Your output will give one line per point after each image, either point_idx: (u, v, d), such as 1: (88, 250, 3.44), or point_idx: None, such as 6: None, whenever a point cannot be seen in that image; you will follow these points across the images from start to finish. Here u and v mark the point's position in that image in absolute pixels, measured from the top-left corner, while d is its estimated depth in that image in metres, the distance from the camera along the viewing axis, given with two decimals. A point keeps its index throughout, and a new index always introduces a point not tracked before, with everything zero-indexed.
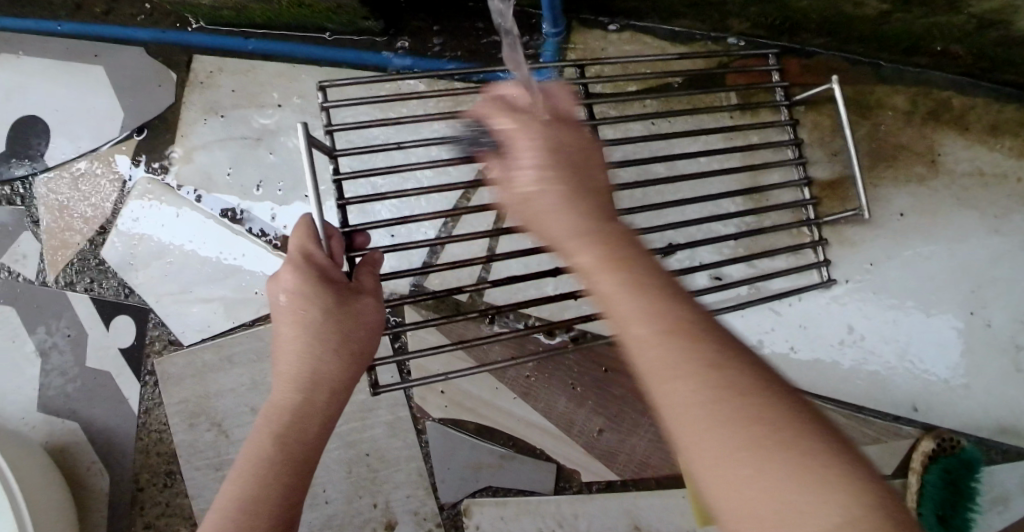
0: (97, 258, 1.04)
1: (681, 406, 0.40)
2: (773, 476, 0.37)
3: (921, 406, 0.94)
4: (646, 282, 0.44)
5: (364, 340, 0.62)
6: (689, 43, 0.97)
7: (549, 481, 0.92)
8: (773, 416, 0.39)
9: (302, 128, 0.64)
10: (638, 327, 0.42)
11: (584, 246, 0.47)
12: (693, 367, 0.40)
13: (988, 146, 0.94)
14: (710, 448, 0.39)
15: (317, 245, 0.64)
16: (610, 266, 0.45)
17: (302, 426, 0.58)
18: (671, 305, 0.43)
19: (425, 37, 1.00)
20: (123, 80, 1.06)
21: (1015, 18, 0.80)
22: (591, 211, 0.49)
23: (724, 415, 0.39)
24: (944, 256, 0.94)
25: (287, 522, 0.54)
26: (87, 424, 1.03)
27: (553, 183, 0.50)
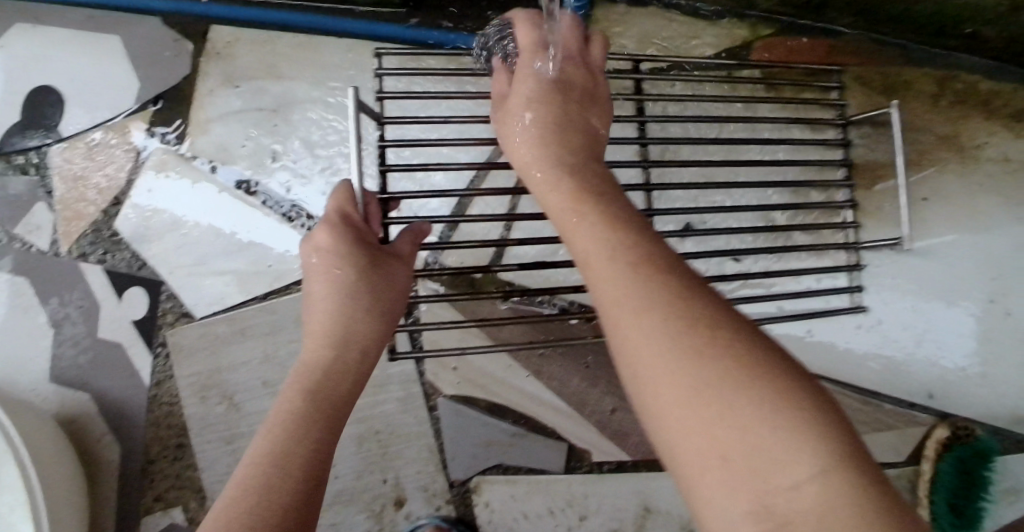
0: (111, 229, 1.04)
1: (642, 347, 0.40)
2: (738, 420, 0.36)
3: (938, 394, 0.93)
4: (628, 233, 0.46)
5: (395, 303, 0.62)
6: (713, 20, 0.95)
7: (560, 461, 0.92)
8: (748, 360, 0.38)
9: (352, 92, 0.65)
10: (609, 256, 0.45)
11: (567, 195, 0.52)
12: (656, 314, 0.40)
13: (1015, 132, 0.93)
14: (666, 383, 0.38)
15: (355, 207, 0.63)
16: (584, 209, 0.49)
17: (335, 381, 0.58)
18: (650, 260, 0.43)
19: (446, 11, 0.99)
20: (138, 50, 1.05)
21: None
22: (584, 173, 0.54)
23: (673, 336, 0.39)
24: (966, 244, 0.93)
25: (319, 476, 0.52)
26: (99, 395, 1.03)
27: (540, 135, 0.57)
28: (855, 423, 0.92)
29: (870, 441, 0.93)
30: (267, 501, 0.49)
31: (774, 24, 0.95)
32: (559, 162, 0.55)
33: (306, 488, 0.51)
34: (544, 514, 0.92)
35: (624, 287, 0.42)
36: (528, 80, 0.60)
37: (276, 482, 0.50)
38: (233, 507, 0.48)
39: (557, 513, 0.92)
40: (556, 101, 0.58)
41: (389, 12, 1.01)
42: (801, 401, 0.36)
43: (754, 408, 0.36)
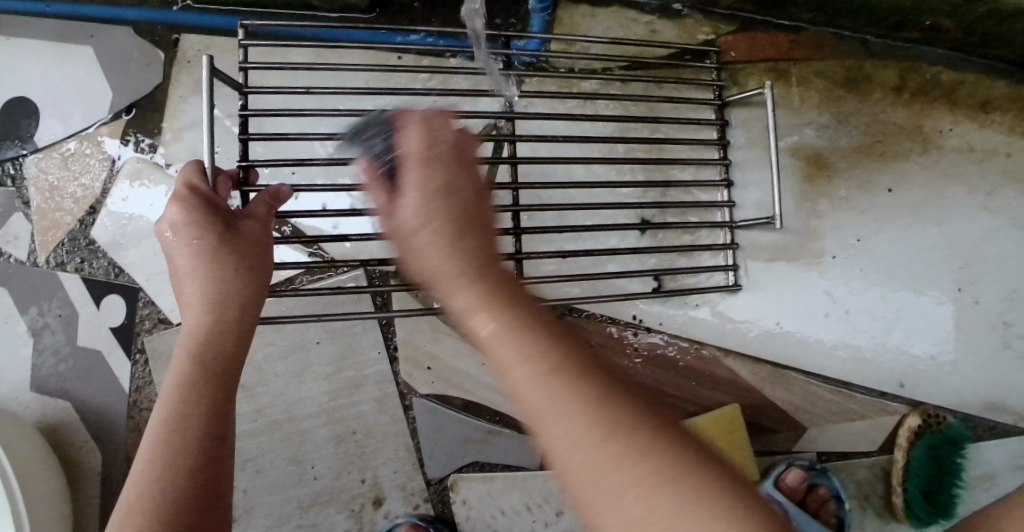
0: (88, 238, 1.04)
1: (566, 451, 0.43)
2: (654, 509, 0.40)
3: (908, 383, 0.94)
4: (532, 336, 0.46)
5: (262, 262, 0.65)
6: (676, 17, 0.96)
7: (536, 457, 0.93)
8: (655, 449, 0.42)
9: (206, 58, 0.72)
10: (525, 365, 0.45)
11: (473, 290, 0.48)
12: (575, 420, 0.43)
13: (978, 122, 0.94)
14: (590, 483, 0.42)
15: (203, 180, 0.66)
16: (494, 310, 0.47)
17: (217, 345, 0.61)
18: (558, 364, 0.45)
19: (412, 14, 1.00)
20: (111, 60, 1.06)
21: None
22: (479, 274, 0.49)
23: (592, 438, 0.42)
24: (931, 233, 0.94)
25: (223, 435, 0.58)
26: (79, 403, 1.04)
27: (433, 226, 0.51)
28: (826, 413, 0.93)
29: (841, 431, 0.93)
30: (173, 464, 0.55)
31: (738, 21, 0.96)
32: (454, 252, 0.50)
33: (209, 446, 0.57)
34: (521, 510, 0.93)
35: (546, 398, 0.44)
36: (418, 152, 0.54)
37: (179, 451, 0.55)
38: (145, 475, 0.55)
39: (534, 510, 0.93)
40: (432, 191, 0.52)
41: (357, 16, 1.01)
42: (699, 478, 0.41)
43: (664, 494, 0.40)
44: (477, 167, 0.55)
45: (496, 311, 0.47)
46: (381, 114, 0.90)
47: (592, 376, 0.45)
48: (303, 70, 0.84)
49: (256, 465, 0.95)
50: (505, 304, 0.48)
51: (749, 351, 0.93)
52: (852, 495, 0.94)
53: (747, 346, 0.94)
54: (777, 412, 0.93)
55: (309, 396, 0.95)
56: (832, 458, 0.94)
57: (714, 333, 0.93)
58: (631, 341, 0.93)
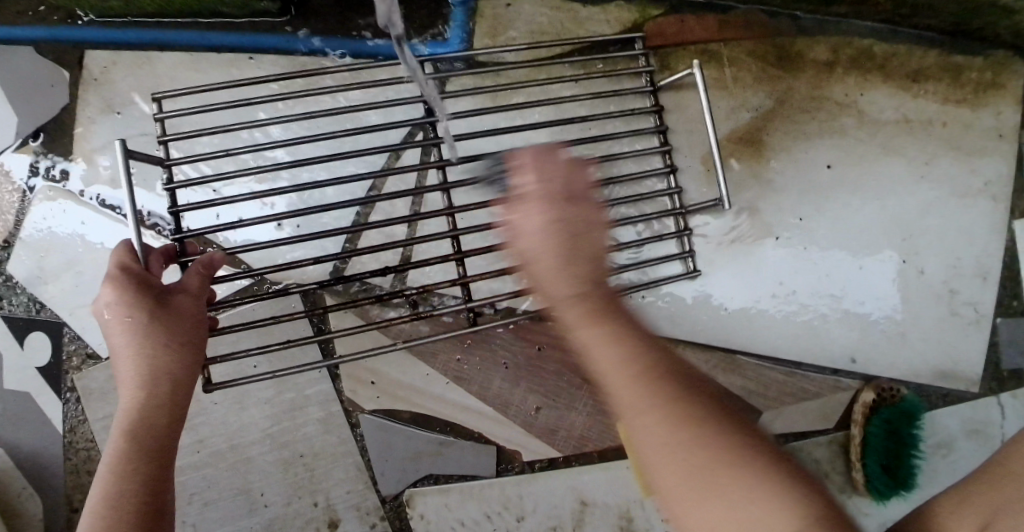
0: (4, 274, 0.98)
1: (651, 444, 0.48)
2: (730, 492, 0.46)
3: (859, 358, 0.93)
4: (631, 340, 0.51)
5: (193, 334, 0.67)
6: (602, 3, 0.94)
7: (491, 465, 0.90)
8: (718, 438, 0.48)
9: (117, 142, 0.70)
10: (613, 366, 0.50)
11: (575, 306, 0.52)
12: (660, 414, 0.48)
13: (911, 92, 0.94)
14: (675, 473, 0.47)
15: (135, 259, 0.69)
16: (599, 318, 0.51)
17: (152, 421, 0.63)
18: (642, 361, 0.50)
19: (329, 15, 0.96)
20: (12, 83, 0.99)
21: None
22: (596, 294, 0.52)
23: (675, 431, 0.48)
24: (873, 206, 0.94)
25: (163, 510, 0.61)
26: (12, 448, 0.99)
27: (546, 255, 0.51)
28: (781, 395, 0.92)
29: (797, 412, 0.92)
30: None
31: (665, 4, 0.94)
32: (564, 273, 0.51)
33: (145, 528, 0.59)
34: (481, 519, 0.90)
35: (636, 394, 0.49)
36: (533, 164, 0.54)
37: None
38: None
39: (494, 518, 0.90)
40: (562, 216, 0.52)
41: (270, 20, 0.96)
42: (757, 460, 0.47)
43: (741, 477, 0.46)
44: (590, 194, 0.54)
45: (596, 327, 0.51)
46: (304, 131, 0.85)
47: (665, 372, 0.50)
48: (223, 127, 0.82)
49: (203, 498, 0.91)
50: (608, 317, 0.52)
51: (700, 340, 0.92)
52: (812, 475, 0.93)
53: (697, 334, 0.92)
54: (732, 399, 0.92)
55: (251, 422, 0.92)
56: (791, 439, 0.93)
57: (663, 324, 0.91)
58: None
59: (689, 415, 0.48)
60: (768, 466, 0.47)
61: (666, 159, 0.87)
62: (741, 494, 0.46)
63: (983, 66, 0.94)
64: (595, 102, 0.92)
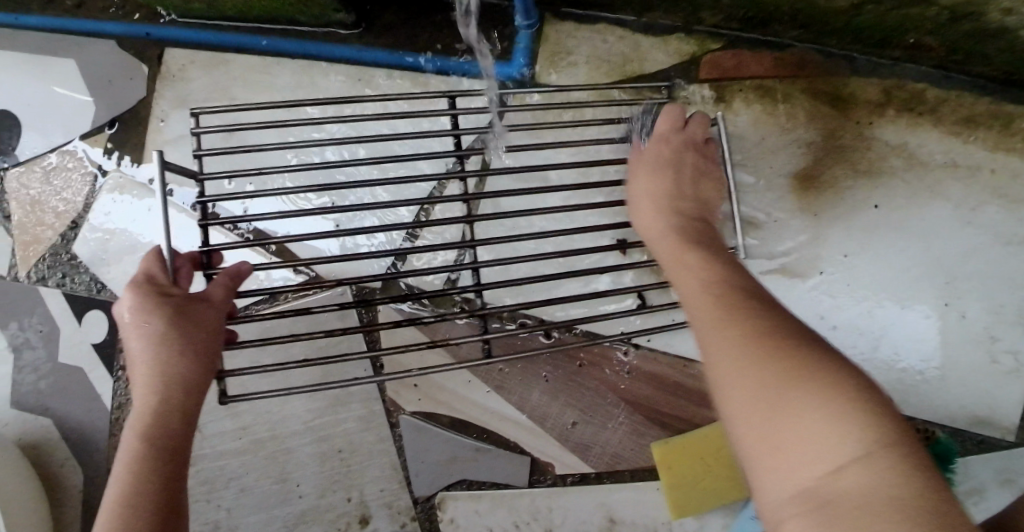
0: (70, 253, 1.03)
1: (724, 361, 0.49)
2: (802, 412, 0.44)
3: (895, 398, 0.94)
4: (725, 271, 0.59)
5: (211, 343, 0.66)
6: (663, 34, 0.97)
7: (523, 474, 0.92)
8: (814, 361, 0.46)
9: (155, 155, 0.70)
10: (705, 293, 0.57)
11: (668, 246, 0.67)
12: (745, 331, 0.50)
13: (962, 138, 0.95)
14: (744, 391, 0.47)
15: (161, 267, 0.69)
16: (676, 244, 0.66)
17: (163, 425, 0.61)
18: (728, 284, 0.58)
19: (398, 29, 1.00)
20: (94, 73, 1.05)
21: (986, 10, 0.79)
22: (688, 232, 0.68)
23: (763, 350, 0.48)
24: (917, 247, 0.95)
25: (171, 515, 0.57)
26: (61, 420, 1.02)
27: (645, 181, 0.75)
28: None
29: None
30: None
31: (723, 38, 0.97)
32: (666, 217, 0.71)
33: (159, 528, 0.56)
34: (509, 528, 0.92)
35: (721, 315, 0.53)
36: (659, 149, 0.78)
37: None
38: None
39: (522, 528, 0.91)
40: (674, 147, 0.78)
41: (341, 32, 1.01)
42: (841, 385, 0.44)
43: (817, 404, 0.43)
44: (700, 146, 0.80)
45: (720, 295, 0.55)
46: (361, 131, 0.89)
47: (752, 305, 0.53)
48: (255, 144, 0.82)
49: (241, 483, 0.95)
50: (695, 256, 0.63)
51: None
52: None
53: None
54: None
55: (295, 414, 0.95)
56: None
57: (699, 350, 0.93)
58: (622, 361, 0.92)
59: (801, 369, 0.46)
60: (845, 408, 0.43)
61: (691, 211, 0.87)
62: (811, 422, 0.43)
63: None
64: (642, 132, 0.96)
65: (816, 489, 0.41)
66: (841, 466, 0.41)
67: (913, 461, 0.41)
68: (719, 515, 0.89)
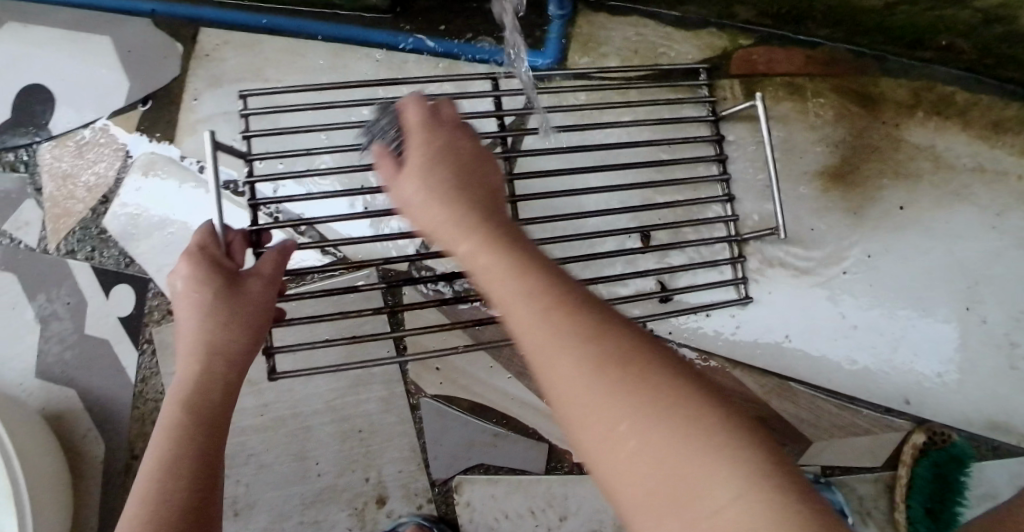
0: (99, 227, 1.05)
1: (561, 379, 0.41)
2: (655, 442, 0.38)
3: (913, 400, 0.94)
4: (499, 247, 0.47)
5: (253, 320, 0.66)
6: (695, 30, 0.98)
7: (540, 461, 0.93)
8: (651, 379, 0.40)
9: (207, 134, 0.72)
10: (509, 293, 0.44)
11: (449, 225, 0.49)
12: (566, 340, 0.41)
13: (989, 142, 0.95)
14: (594, 420, 0.40)
15: (213, 242, 0.70)
16: (472, 233, 0.48)
17: (202, 399, 0.62)
18: (536, 284, 0.44)
19: (433, 16, 1.02)
20: (129, 51, 1.07)
21: (1021, 13, 0.80)
22: (459, 198, 0.50)
23: (605, 368, 0.40)
24: (941, 249, 0.95)
25: (211, 490, 0.59)
26: (84, 391, 1.04)
27: (430, 130, 0.55)
28: (830, 427, 0.93)
29: (846, 445, 0.93)
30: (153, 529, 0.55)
31: (754, 35, 0.97)
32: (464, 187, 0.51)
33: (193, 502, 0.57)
34: (524, 514, 0.92)
35: (533, 321, 0.43)
36: (421, 120, 0.56)
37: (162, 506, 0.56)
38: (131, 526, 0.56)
39: (536, 514, 0.92)
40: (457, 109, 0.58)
41: (377, 17, 1.03)
42: (696, 409, 0.39)
43: (674, 431, 0.38)
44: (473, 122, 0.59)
45: (490, 254, 0.46)
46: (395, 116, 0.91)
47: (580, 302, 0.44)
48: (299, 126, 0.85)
49: (260, 460, 0.97)
50: (500, 234, 0.48)
51: (757, 364, 0.94)
52: (853, 510, 0.94)
53: (755, 358, 0.94)
54: (782, 425, 0.93)
55: (317, 393, 0.97)
56: (836, 473, 0.94)
57: (720, 344, 0.95)
58: None
59: (654, 390, 0.39)
60: (713, 433, 0.38)
61: (726, 201, 0.90)
62: (669, 454, 0.37)
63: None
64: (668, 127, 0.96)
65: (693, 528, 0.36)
66: (717, 501, 0.36)
67: (780, 476, 0.36)
68: None
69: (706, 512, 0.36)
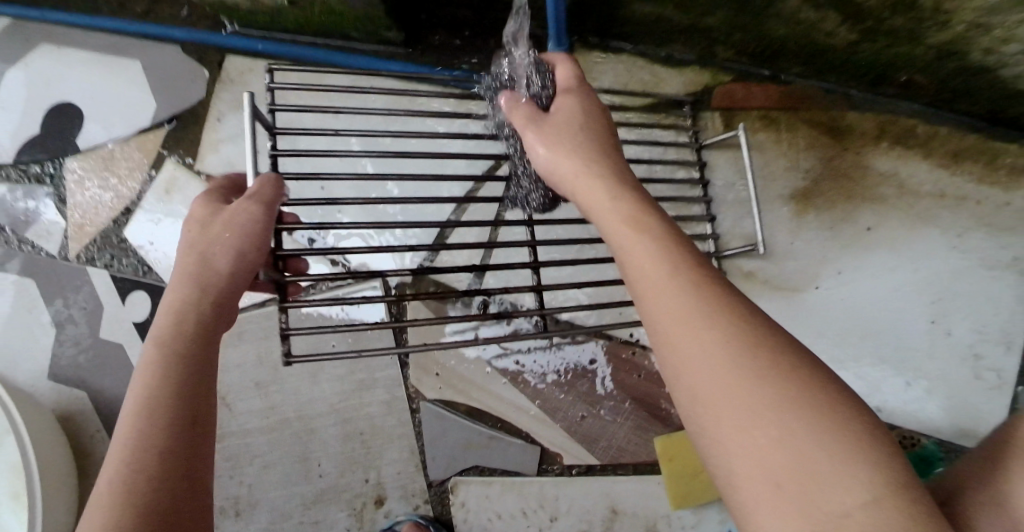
0: (120, 236, 1.11)
1: (703, 360, 0.47)
2: (787, 428, 0.43)
3: (884, 407, 1.01)
4: (645, 232, 0.54)
5: (226, 258, 0.63)
6: (680, 66, 1.08)
7: (533, 463, 0.98)
8: (784, 372, 0.46)
9: (245, 97, 0.70)
10: (651, 264, 0.52)
11: (594, 193, 0.59)
12: (710, 325, 0.48)
13: (950, 170, 1.03)
14: (731, 402, 0.45)
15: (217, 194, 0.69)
16: (611, 196, 0.58)
17: (178, 336, 0.60)
18: (675, 263, 0.52)
19: (442, 51, 1.12)
20: (157, 75, 1.15)
21: (968, 50, 0.89)
22: (599, 164, 0.62)
23: (743, 354, 0.46)
24: (907, 268, 1.03)
25: (195, 418, 0.57)
26: (95, 392, 1.08)
27: (563, 108, 0.67)
28: None
29: None
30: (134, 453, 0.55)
31: (733, 72, 1.07)
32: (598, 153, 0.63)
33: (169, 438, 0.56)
34: (517, 514, 0.97)
35: (680, 302, 0.49)
36: (573, 108, 0.66)
37: (140, 441, 0.55)
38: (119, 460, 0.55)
39: (529, 515, 0.97)
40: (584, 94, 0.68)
41: (392, 49, 1.12)
42: (823, 403, 0.44)
43: (804, 421, 0.44)
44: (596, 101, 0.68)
45: (634, 225, 0.55)
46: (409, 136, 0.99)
47: (716, 290, 0.50)
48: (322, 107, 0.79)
49: (264, 461, 1.01)
50: (641, 217, 0.56)
51: None
52: None
53: None
54: None
55: (321, 396, 1.01)
56: None
57: None
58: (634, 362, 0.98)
59: (787, 383, 0.45)
60: (835, 430, 0.43)
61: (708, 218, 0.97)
62: (801, 440, 0.43)
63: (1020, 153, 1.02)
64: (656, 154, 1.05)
65: (821, 509, 0.41)
66: (842, 489, 0.41)
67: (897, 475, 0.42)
68: (715, 510, 0.94)
69: (831, 499, 0.41)
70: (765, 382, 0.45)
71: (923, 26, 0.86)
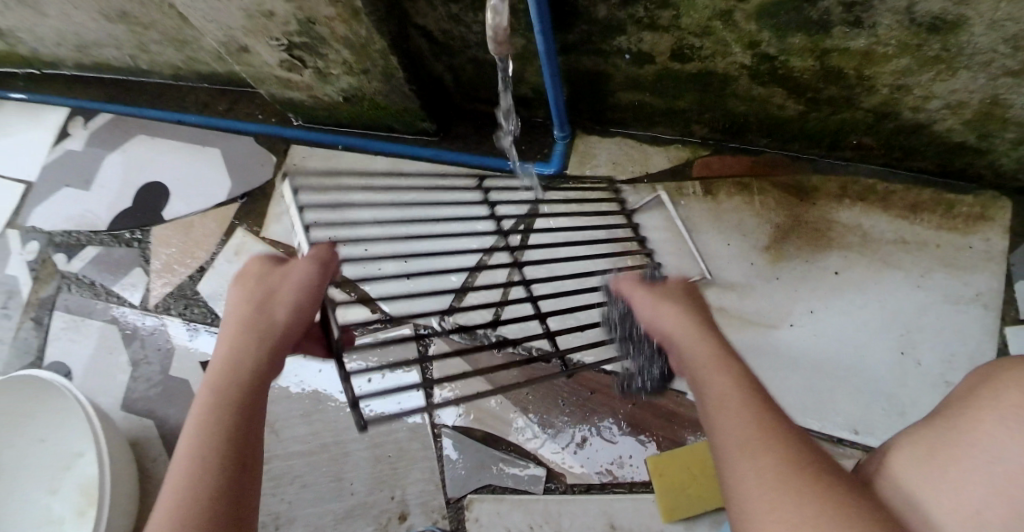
0: (194, 289, 1.32)
1: (759, 479, 0.53)
2: None
3: (861, 430, 1.10)
4: (726, 368, 0.62)
5: (279, 319, 0.70)
6: (665, 145, 1.29)
7: (540, 482, 1.10)
8: (829, 499, 0.51)
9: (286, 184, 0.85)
10: (724, 394, 0.60)
11: (690, 337, 0.67)
12: (770, 452, 0.54)
13: (909, 220, 1.19)
14: (778, 514, 0.51)
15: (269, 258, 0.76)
16: (702, 341, 0.66)
17: (232, 382, 0.64)
18: (748, 400, 0.59)
19: (466, 138, 1.36)
20: (233, 159, 1.40)
21: (898, 110, 1.06)
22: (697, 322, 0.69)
23: (795, 480, 0.52)
24: (876, 307, 1.16)
25: (245, 460, 0.61)
26: (161, 422, 1.25)
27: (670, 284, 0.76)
28: None
29: None
30: (195, 489, 0.57)
31: (711, 147, 1.27)
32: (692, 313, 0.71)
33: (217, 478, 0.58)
34: (525, 529, 1.07)
35: (743, 430, 0.56)
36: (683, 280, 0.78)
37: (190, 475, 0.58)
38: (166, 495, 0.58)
39: (535, 530, 1.07)
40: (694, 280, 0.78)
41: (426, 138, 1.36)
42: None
43: None
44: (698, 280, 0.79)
45: (718, 366, 0.63)
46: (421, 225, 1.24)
47: (779, 427, 0.56)
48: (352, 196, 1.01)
49: (303, 480, 1.15)
50: (726, 360, 0.63)
51: None
52: None
53: None
54: None
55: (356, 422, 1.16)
56: None
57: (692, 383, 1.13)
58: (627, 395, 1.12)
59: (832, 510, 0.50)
60: None
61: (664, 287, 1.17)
62: None
63: (973, 202, 1.18)
64: (644, 220, 1.25)
65: None
66: None
67: None
68: (705, 524, 1.04)
69: None
70: (825, 507, 0.50)
71: (854, 92, 1.04)
